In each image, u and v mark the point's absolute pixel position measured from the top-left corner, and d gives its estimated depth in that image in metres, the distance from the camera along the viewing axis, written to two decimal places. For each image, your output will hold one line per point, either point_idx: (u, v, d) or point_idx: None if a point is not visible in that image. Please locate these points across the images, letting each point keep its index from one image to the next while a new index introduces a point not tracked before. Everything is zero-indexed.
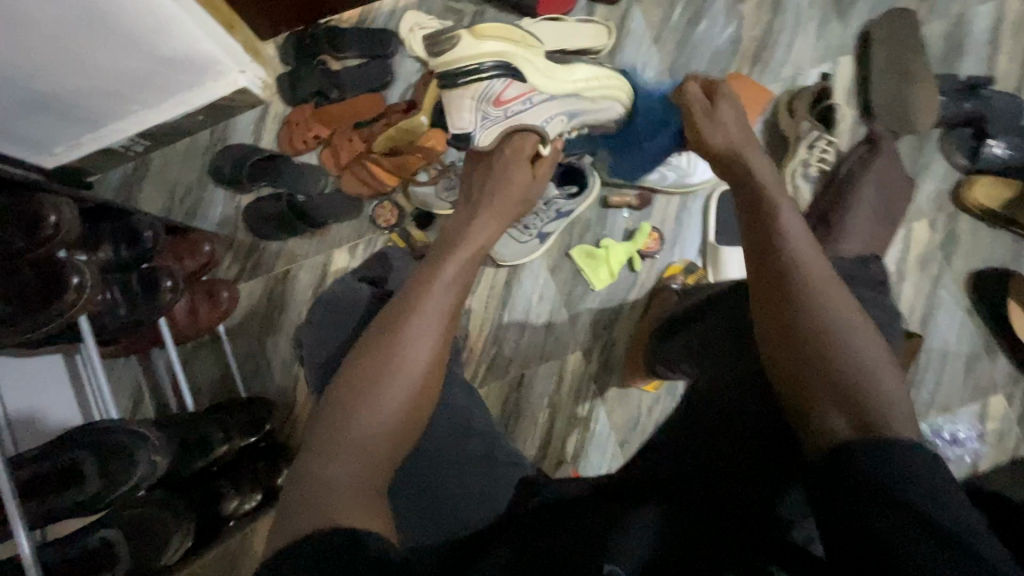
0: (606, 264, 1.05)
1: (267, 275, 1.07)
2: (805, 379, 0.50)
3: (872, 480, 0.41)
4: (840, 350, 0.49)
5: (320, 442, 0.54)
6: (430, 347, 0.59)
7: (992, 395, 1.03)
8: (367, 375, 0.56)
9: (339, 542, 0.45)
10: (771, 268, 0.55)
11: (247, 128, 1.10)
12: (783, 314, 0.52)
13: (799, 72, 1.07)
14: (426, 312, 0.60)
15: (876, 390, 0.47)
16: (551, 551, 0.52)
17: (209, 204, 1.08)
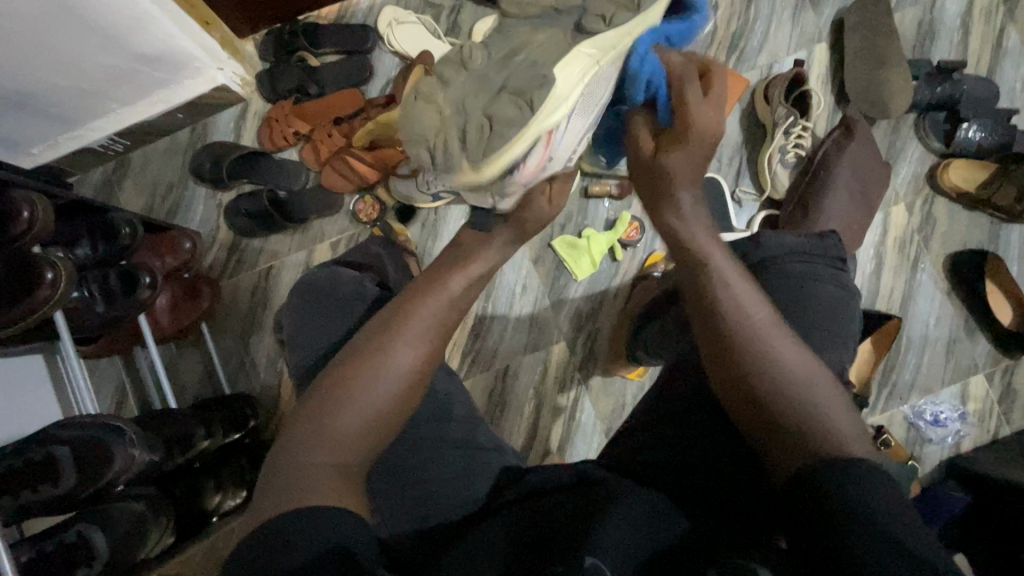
0: (587, 254, 1.05)
1: (249, 273, 1.07)
2: (762, 427, 0.53)
3: (835, 496, 0.44)
4: (784, 394, 0.53)
5: (306, 436, 0.53)
6: (421, 353, 0.58)
7: (972, 375, 1.04)
8: (354, 376, 0.55)
9: (322, 537, 0.44)
10: (713, 321, 0.58)
11: (227, 125, 1.10)
12: (730, 368, 0.56)
13: (775, 60, 1.08)
14: (418, 316, 0.59)
15: (822, 426, 0.51)
16: (537, 540, 0.51)
17: (190, 202, 1.08)
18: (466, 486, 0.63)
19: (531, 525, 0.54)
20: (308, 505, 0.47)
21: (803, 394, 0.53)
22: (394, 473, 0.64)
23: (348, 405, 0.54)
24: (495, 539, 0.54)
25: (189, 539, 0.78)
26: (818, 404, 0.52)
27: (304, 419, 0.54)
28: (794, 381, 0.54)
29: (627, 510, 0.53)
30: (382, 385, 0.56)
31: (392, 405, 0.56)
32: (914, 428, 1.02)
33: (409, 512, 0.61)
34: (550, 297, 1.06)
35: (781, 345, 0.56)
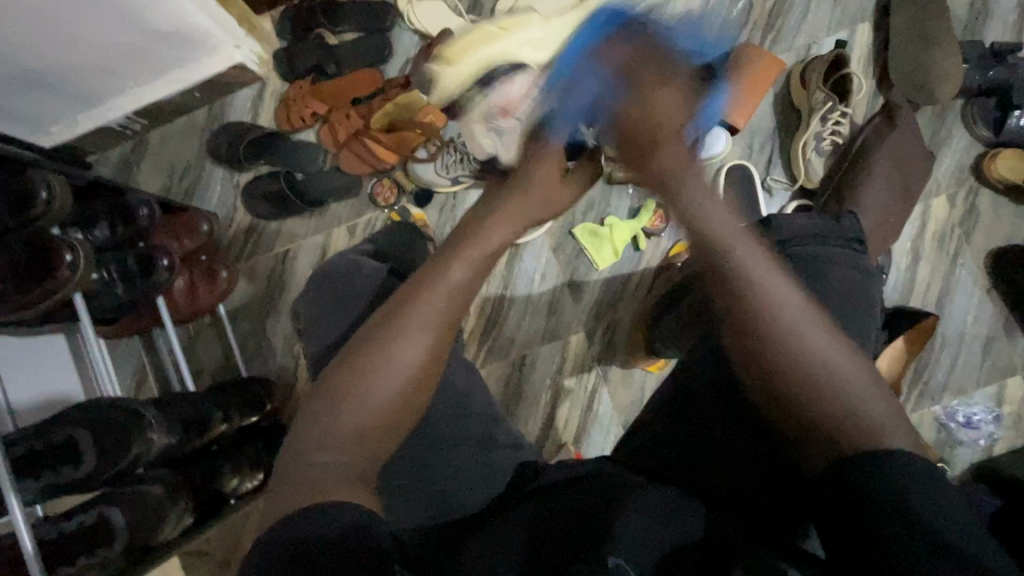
0: (610, 243, 1.03)
1: (266, 255, 1.06)
2: (790, 406, 0.50)
3: (875, 497, 0.42)
4: (812, 368, 0.50)
5: (319, 418, 0.53)
6: (427, 344, 0.57)
7: (1010, 377, 0.99)
8: (359, 370, 0.55)
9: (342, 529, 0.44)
10: (730, 292, 0.54)
11: (244, 105, 1.08)
12: (752, 345, 0.52)
13: (814, 41, 1.02)
14: (426, 304, 0.58)
15: (850, 405, 0.48)
16: (554, 532, 0.50)
17: (208, 182, 1.07)
18: (482, 476, 0.64)
19: (548, 525, 0.51)
20: (326, 494, 0.48)
21: (836, 381, 0.49)
22: (409, 461, 0.64)
23: (357, 398, 0.54)
24: (508, 538, 0.51)
25: (207, 520, 0.79)
26: (850, 386, 0.49)
27: (315, 414, 0.54)
28: (828, 372, 0.49)
29: (646, 506, 0.51)
30: (390, 377, 0.55)
31: (407, 389, 0.55)
32: (944, 429, 0.99)
33: (423, 502, 0.62)
34: (570, 286, 1.04)
35: (805, 325, 0.51)
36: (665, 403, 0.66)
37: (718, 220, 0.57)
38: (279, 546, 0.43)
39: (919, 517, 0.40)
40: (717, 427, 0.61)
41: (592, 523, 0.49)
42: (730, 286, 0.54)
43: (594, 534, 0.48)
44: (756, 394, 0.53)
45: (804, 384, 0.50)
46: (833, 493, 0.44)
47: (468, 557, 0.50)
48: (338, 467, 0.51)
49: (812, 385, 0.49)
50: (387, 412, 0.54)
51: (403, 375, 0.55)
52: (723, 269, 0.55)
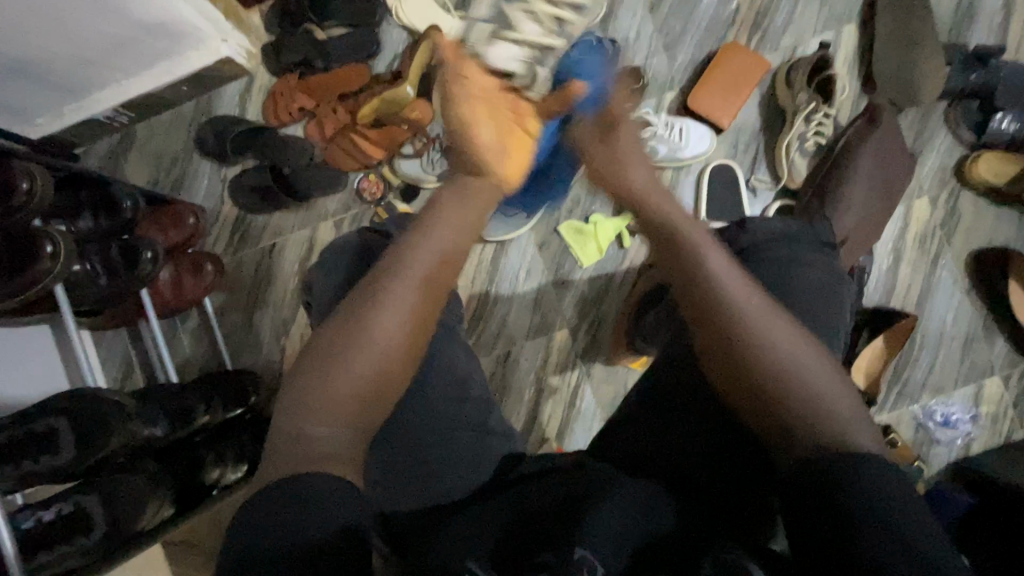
0: (594, 239, 1.04)
1: (252, 249, 1.07)
2: (768, 409, 0.51)
3: (845, 498, 0.42)
4: (795, 376, 0.51)
5: (293, 403, 0.53)
6: (406, 319, 0.57)
7: (988, 377, 1.00)
8: (336, 352, 0.55)
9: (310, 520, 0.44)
10: (704, 303, 0.56)
11: (232, 99, 1.08)
12: (727, 352, 0.54)
13: (800, 41, 1.03)
14: (402, 280, 0.58)
15: (828, 408, 0.49)
16: (528, 521, 0.51)
17: (195, 176, 1.07)
18: (465, 465, 0.64)
19: (522, 513, 0.52)
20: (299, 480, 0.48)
21: (804, 375, 0.51)
22: (392, 453, 0.64)
23: (330, 383, 0.53)
24: (490, 524, 0.52)
25: (190, 510, 0.80)
26: (818, 381, 0.51)
27: (292, 400, 0.53)
28: (806, 376, 0.51)
29: (620, 497, 0.51)
30: (369, 354, 0.55)
31: (382, 376, 0.55)
32: (923, 428, 1.00)
33: (408, 490, 0.63)
34: (554, 282, 1.05)
35: (772, 322, 0.54)
36: (646, 393, 0.66)
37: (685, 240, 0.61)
38: (254, 535, 0.44)
39: (887, 510, 0.41)
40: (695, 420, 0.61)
41: (563, 514, 0.50)
42: (707, 294, 0.56)
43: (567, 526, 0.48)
44: (735, 397, 0.54)
45: (774, 375, 0.51)
46: (806, 484, 0.45)
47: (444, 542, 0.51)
48: (322, 445, 0.51)
49: (782, 377, 0.51)
50: (360, 397, 0.54)
51: (379, 356, 0.55)
52: (689, 269, 0.59)
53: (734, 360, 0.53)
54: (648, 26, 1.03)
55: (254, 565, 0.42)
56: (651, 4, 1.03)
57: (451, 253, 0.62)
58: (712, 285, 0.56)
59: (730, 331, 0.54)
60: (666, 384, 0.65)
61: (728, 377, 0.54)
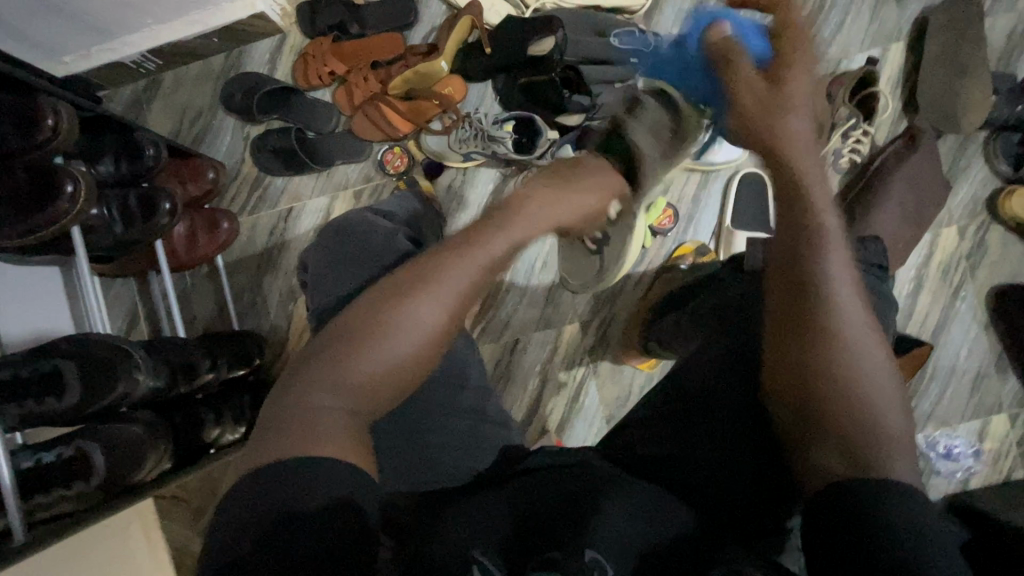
0: None
1: (269, 212, 1.06)
2: (819, 421, 0.49)
3: (868, 522, 0.41)
4: (859, 394, 0.48)
5: (316, 369, 0.52)
6: (450, 304, 0.54)
7: (995, 414, 1.00)
8: (378, 324, 0.53)
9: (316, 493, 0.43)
10: (794, 296, 0.52)
11: (262, 57, 1.06)
12: (801, 350, 0.50)
13: (845, 56, 1.01)
14: (463, 263, 0.56)
15: (879, 431, 0.47)
16: (536, 508, 0.50)
17: (218, 131, 1.06)
18: (468, 449, 0.65)
19: (529, 502, 0.51)
20: (307, 446, 0.46)
21: (867, 400, 0.48)
22: (399, 429, 0.65)
23: (358, 353, 0.52)
24: (497, 516, 0.50)
25: (185, 467, 0.79)
26: (878, 404, 0.48)
27: (315, 364, 0.52)
28: (869, 398, 0.48)
29: (627, 499, 0.51)
30: (405, 339, 0.52)
31: (419, 353, 0.53)
32: (923, 459, 0.99)
33: (413, 466, 0.63)
34: None
35: (861, 330, 0.50)
36: (666, 399, 0.66)
37: (808, 210, 0.53)
38: (256, 498, 0.43)
39: (910, 539, 0.40)
40: (721, 424, 0.60)
41: (567, 510, 0.49)
42: (799, 285, 0.52)
43: (577, 519, 0.47)
44: (787, 401, 0.53)
45: (840, 381, 0.49)
46: (829, 507, 0.44)
47: (451, 522, 0.50)
48: (327, 413, 0.49)
49: (841, 394, 0.49)
50: (393, 369, 0.52)
51: (423, 330, 0.53)
52: (794, 250, 0.53)
53: (801, 371, 0.50)
54: None
55: (259, 530, 0.41)
56: (696, 4, 1.02)
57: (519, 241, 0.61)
58: (817, 284, 0.51)
59: (814, 340, 0.50)
60: (681, 393, 0.65)
61: (790, 374, 0.52)
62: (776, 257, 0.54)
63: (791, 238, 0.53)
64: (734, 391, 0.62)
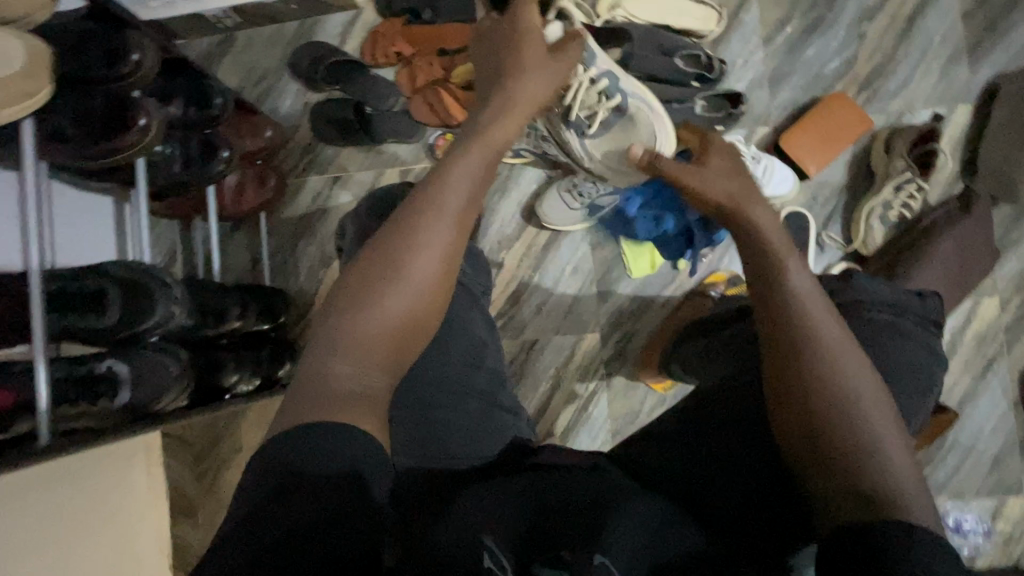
0: (648, 255, 1.02)
1: (316, 178, 1.08)
2: (824, 458, 0.50)
3: (880, 556, 0.42)
4: (858, 432, 0.50)
5: (329, 339, 0.54)
6: (436, 258, 0.57)
7: (1013, 496, 0.97)
8: (372, 287, 0.55)
9: (336, 472, 0.46)
10: (785, 342, 0.54)
11: (334, 29, 1.09)
12: (794, 392, 0.52)
13: (909, 110, 1.01)
14: (439, 217, 0.58)
15: (883, 466, 0.48)
16: (550, 504, 0.50)
17: (281, 94, 1.09)
18: (478, 432, 0.65)
19: (543, 497, 0.51)
20: (334, 413, 0.50)
21: (865, 436, 0.49)
22: (414, 404, 0.66)
23: (364, 321, 0.55)
24: (507, 503, 0.50)
25: (203, 406, 0.81)
26: (873, 423, 0.50)
27: (328, 334, 0.55)
28: (867, 435, 0.50)
29: (631, 514, 0.50)
30: (408, 295, 0.56)
31: (417, 313, 0.57)
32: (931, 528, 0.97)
33: (422, 444, 0.63)
34: (597, 287, 1.04)
35: (850, 370, 0.52)
36: (677, 419, 0.66)
37: (784, 264, 0.57)
38: (282, 456, 0.47)
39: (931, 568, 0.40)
40: (731, 449, 0.60)
41: (580, 514, 0.49)
42: (789, 334, 0.54)
43: (588, 525, 0.47)
44: (787, 437, 0.53)
45: (838, 420, 0.50)
46: (842, 542, 0.45)
47: (464, 508, 0.50)
48: (347, 382, 0.53)
49: (847, 436, 0.50)
50: (397, 333, 0.56)
51: (418, 288, 0.56)
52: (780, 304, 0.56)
53: (795, 397, 0.52)
54: (757, 60, 1.02)
55: (292, 498, 0.44)
56: (765, 38, 1.02)
57: (477, 190, 0.61)
58: (796, 320, 0.54)
59: (801, 371, 0.52)
60: (701, 416, 0.65)
61: (790, 414, 0.53)
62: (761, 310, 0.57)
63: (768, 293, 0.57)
64: (747, 413, 0.62)
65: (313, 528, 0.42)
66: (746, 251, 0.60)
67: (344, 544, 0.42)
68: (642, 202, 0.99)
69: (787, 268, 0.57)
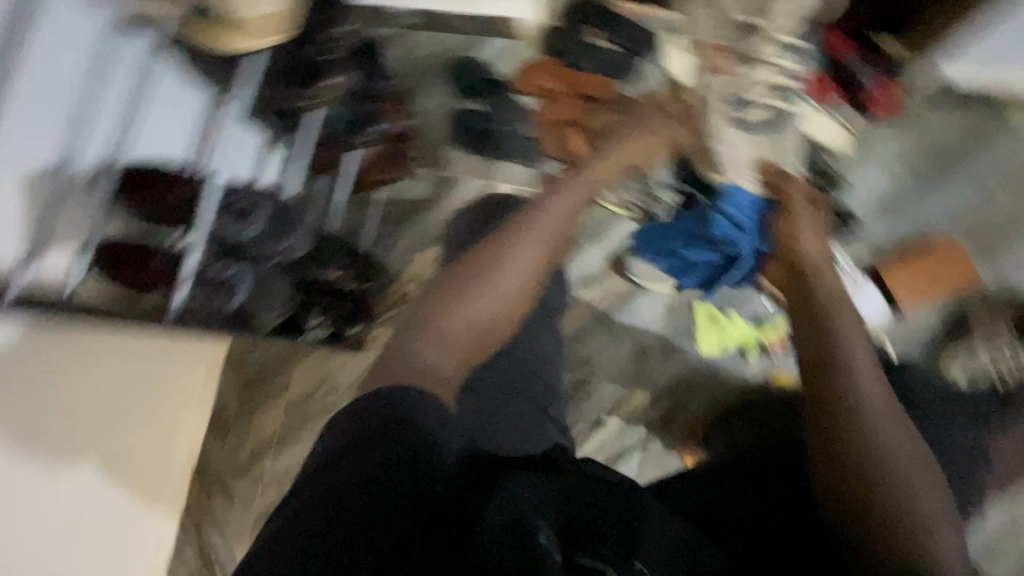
0: (718, 334, 1.04)
1: (436, 172, 1.18)
2: (864, 505, 0.61)
3: None
4: (897, 487, 0.61)
5: (418, 324, 0.64)
6: (525, 275, 0.67)
7: None
8: (465, 288, 0.65)
9: (401, 445, 0.52)
10: (836, 403, 0.66)
11: (493, 50, 1.18)
12: (841, 447, 0.64)
13: (1010, 278, 1.04)
14: (533, 239, 0.69)
15: (917, 515, 0.59)
16: (584, 502, 0.53)
17: (428, 92, 1.19)
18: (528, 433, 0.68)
19: (577, 492, 0.54)
20: (417, 384, 0.58)
21: (904, 490, 0.61)
22: (479, 392, 0.70)
23: (454, 315, 0.64)
24: (546, 499, 0.51)
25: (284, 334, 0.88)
26: (912, 480, 0.61)
27: (418, 321, 0.64)
28: (905, 487, 0.61)
29: (654, 516, 0.54)
30: (493, 297, 0.65)
31: (497, 317, 0.66)
32: None
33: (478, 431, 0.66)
34: (664, 350, 1.06)
35: (892, 431, 0.64)
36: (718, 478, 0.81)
37: (850, 336, 0.70)
38: (359, 428, 0.54)
39: None
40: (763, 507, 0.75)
41: (609, 519, 0.51)
42: (839, 397, 0.66)
43: (620, 532, 0.51)
44: (834, 484, 0.64)
45: (880, 476, 0.61)
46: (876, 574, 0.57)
47: (513, 484, 0.52)
48: (426, 363, 0.61)
49: (888, 489, 0.61)
50: (479, 332, 0.65)
51: (503, 297, 0.66)
52: (836, 371, 0.68)
53: (841, 457, 0.64)
54: (880, 188, 1.06)
55: (371, 471, 0.51)
56: (892, 169, 1.06)
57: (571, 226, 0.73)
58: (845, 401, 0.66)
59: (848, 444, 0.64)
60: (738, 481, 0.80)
61: (839, 467, 0.64)
62: (813, 374, 0.69)
63: (826, 360, 0.69)
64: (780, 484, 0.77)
65: (383, 484, 0.50)
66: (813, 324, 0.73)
67: (407, 515, 0.49)
68: (734, 201, 0.89)
69: (848, 342, 0.70)
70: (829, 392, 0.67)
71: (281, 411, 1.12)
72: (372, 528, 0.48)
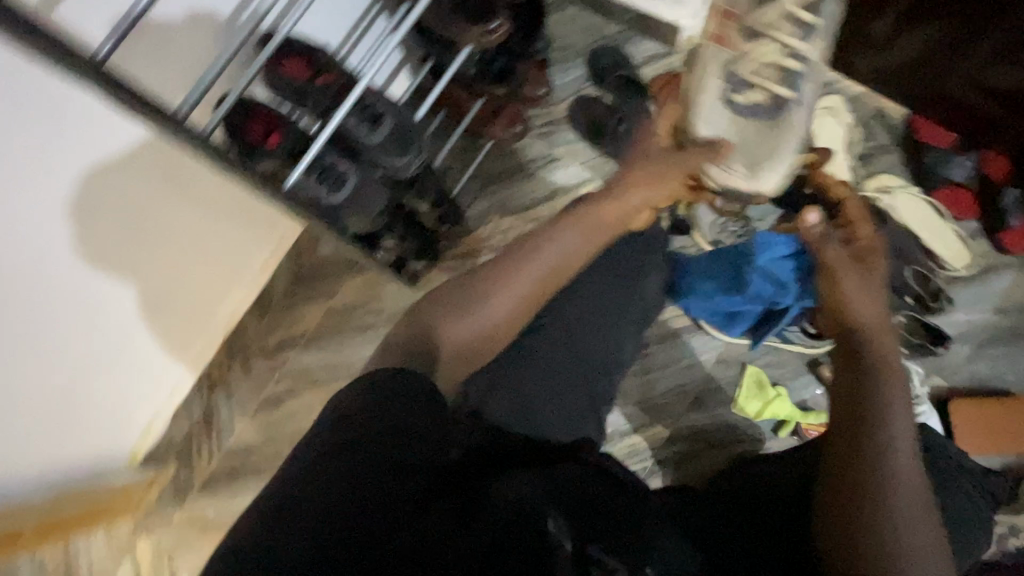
0: (761, 402, 1.00)
1: (543, 146, 1.17)
2: None
3: None
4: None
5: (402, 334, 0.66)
6: (514, 307, 0.68)
7: None
8: (452, 307, 0.67)
9: (413, 399, 0.54)
10: (868, 473, 0.57)
11: (641, 50, 1.16)
12: (856, 519, 0.56)
13: None
14: (525, 271, 0.68)
15: None
16: (599, 496, 0.55)
17: (563, 69, 1.18)
18: (564, 422, 0.70)
19: (592, 489, 0.56)
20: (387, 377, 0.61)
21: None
22: (530, 371, 0.72)
23: (439, 333, 0.66)
24: (558, 484, 0.54)
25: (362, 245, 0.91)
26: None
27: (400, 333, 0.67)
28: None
29: (662, 538, 0.54)
30: (482, 317, 0.67)
31: (489, 336, 0.67)
32: None
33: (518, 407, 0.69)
34: (698, 396, 1.04)
35: (917, 518, 0.55)
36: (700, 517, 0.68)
37: (897, 403, 0.60)
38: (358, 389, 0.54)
39: None
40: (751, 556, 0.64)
41: (624, 519, 0.53)
42: (869, 465, 0.58)
43: (630, 531, 0.52)
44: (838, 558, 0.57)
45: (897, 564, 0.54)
46: None
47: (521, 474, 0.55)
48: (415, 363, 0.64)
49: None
50: (470, 347, 0.67)
51: (490, 322, 0.67)
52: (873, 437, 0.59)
53: (856, 530, 0.56)
54: (978, 321, 1.01)
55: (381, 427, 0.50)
56: (1000, 307, 1.00)
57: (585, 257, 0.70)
58: (873, 460, 0.58)
59: (864, 516, 0.56)
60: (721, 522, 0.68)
61: (850, 539, 0.56)
62: (845, 436, 0.61)
63: (864, 422, 0.60)
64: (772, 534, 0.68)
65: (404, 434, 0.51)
66: (859, 375, 0.63)
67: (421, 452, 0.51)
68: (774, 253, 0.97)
69: (894, 409, 0.60)
70: (860, 458, 0.58)
71: (321, 312, 1.16)
72: (394, 469, 0.49)
